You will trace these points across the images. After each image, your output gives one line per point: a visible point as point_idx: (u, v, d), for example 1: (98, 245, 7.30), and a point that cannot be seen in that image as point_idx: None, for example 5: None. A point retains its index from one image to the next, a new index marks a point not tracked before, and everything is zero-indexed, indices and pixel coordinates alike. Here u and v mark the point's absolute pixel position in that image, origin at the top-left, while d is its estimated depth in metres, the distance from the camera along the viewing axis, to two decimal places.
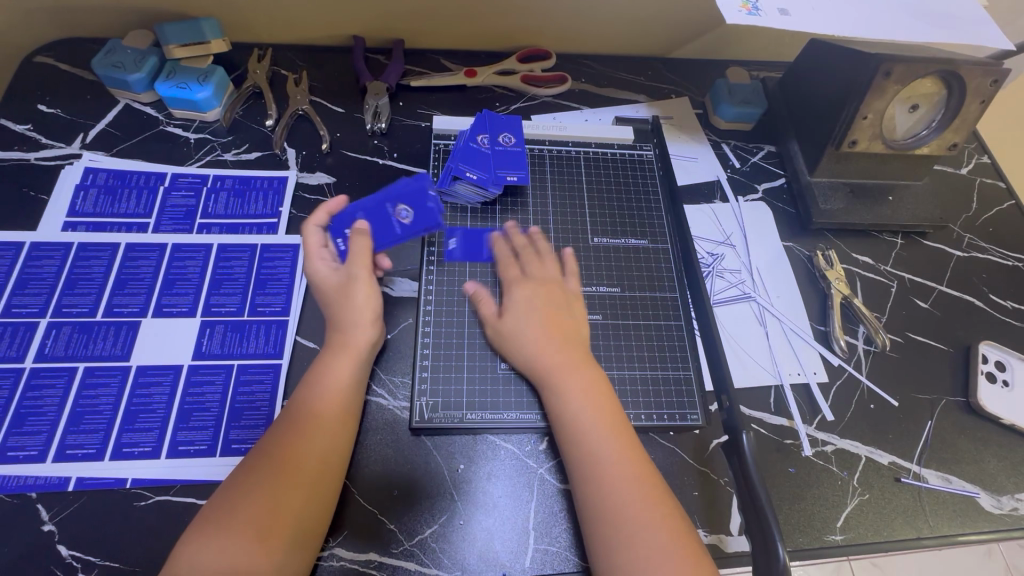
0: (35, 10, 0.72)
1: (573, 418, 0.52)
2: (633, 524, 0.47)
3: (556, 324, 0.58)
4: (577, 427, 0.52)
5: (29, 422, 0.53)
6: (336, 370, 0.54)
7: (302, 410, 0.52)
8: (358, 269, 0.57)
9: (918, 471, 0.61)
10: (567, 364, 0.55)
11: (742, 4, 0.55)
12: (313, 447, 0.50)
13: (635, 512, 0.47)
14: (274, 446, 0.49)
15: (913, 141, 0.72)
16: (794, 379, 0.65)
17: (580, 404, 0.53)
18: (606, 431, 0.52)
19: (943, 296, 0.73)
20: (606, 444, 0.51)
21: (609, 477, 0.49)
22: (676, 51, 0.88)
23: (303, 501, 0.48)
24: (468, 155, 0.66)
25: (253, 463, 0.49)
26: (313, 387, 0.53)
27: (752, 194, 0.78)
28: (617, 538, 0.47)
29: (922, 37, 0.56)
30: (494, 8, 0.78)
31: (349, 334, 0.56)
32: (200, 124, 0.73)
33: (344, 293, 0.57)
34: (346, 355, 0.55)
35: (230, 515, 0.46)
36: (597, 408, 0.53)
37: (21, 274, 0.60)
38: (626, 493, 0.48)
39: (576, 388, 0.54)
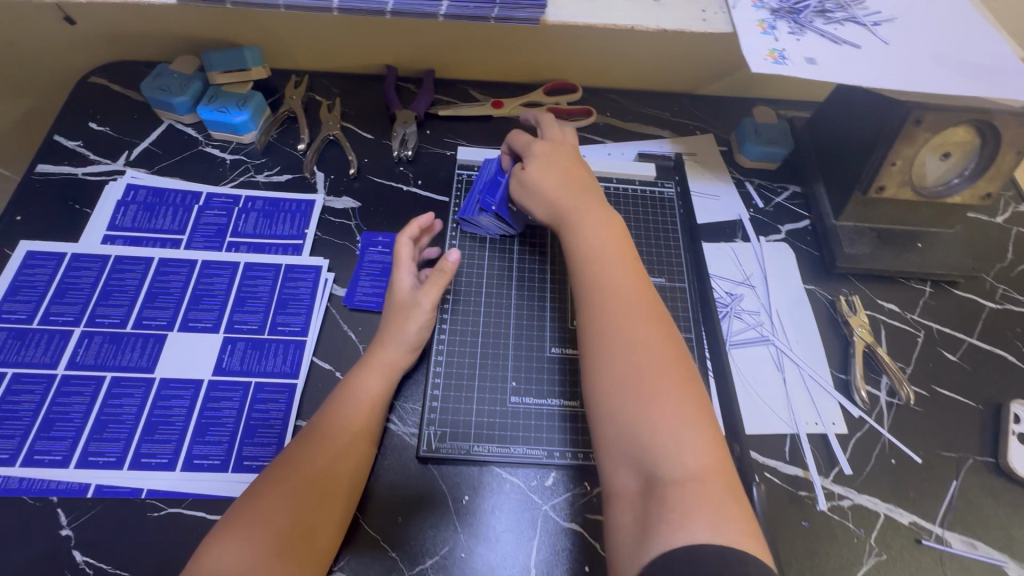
0: (94, 35, 0.77)
1: (588, 249, 0.57)
2: (626, 343, 0.50)
3: (574, 175, 0.63)
4: (584, 261, 0.57)
5: (57, 426, 0.56)
6: (366, 382, 0.57)
7: (329, 423, 0.54)
8: (427, 298, 0.60)
9: (940, 534, 0.59)
10: (580, 208, 0.60)
11: (768, 53, 0.55)
12: (340, 459, 0.52)
13: (635, 338, 0.50)
14: (304, 451, 0.51)
15: (944, 189, 0.70)
16: (811, 428, 0.63)
17: (594, 234, 0.58)
18: (616, 261, 0.56)
19: (973, 349, 0.70)
20: (614, 271, 0.55)
21: (610, 293, 0.53)
22: (703, 88, 0.89)
23: (326, 510, 0.49)
24: (495, 187, 0.68)
25: (282, 468, 0.50)
26: (341, 400, 0.55)
27: (775, 234, 0.77)
28: (612, 349, 0.50)
29: (955, 89, 0.55)
30: (523, 42, 0.80)
31: (383, 351, 0.59)
32: (236, 146, 0.76)
33: (405, 314, 0.60)
34: (377, 369, 0.58)
35: (255, 517, 0.47)
36: (609, 241, 0.57)
37: (61, 283, 0.63)
38: (632, 318, 0.51)
39: (592, 220, 0.59)
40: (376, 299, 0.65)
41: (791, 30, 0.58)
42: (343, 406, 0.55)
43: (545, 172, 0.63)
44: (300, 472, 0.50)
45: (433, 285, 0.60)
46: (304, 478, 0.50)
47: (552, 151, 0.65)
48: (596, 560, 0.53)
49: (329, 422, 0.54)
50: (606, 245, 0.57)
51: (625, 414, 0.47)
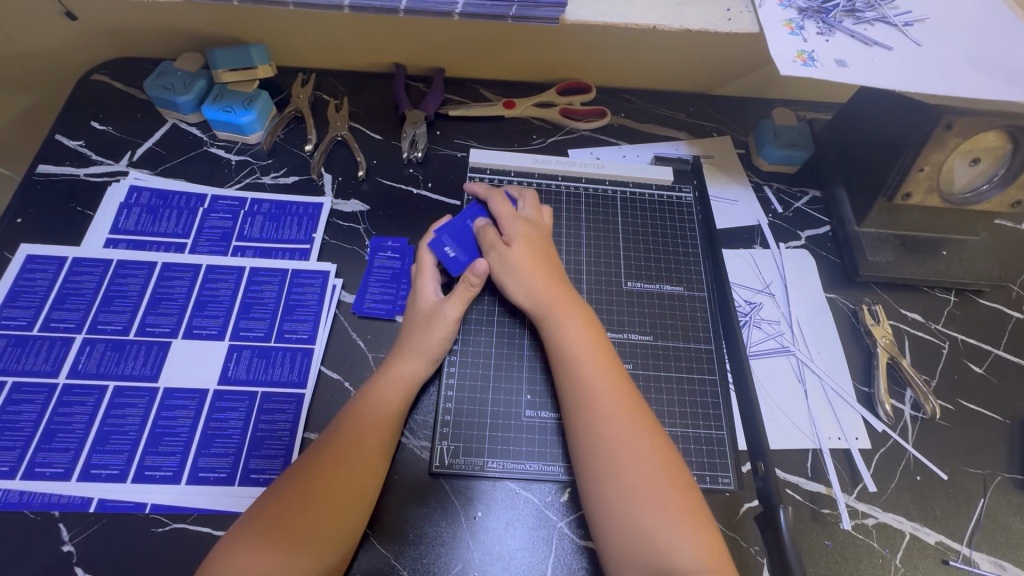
0: (96, 31, 0.75)
1: (567, 346, 0.55)
2: (621, 455, 0.49)
3: (544, 259, 0.61)
4: (569, 357, 0.54)
5: (58, 438, 0.54)
6: (382, 389, 0.55)
7: (344, 431, 0.52)
8: (452, 308, 0.58)
9: (968, 554, 0.57)
10: (561, 296, 0.58)
11: (797, 55, 0.53)
12: (354, 471, 0.50)
13: (626, 442, 0.49)
14: (319, 462, 0.50)
15: (972, 196, 0.68)
16: (834, 444, 0.61)
17: (573, 329, 0.56)
18: (595, 359, 0.54)
19: (1000, 361, 0.68)
20: (596, 373, 0.53)
21: (595, 401, 0.51)
22: (720, 88, 0.86)
23: (338, 526, 0.48)
24: (457, 231, 0.64)
25: (296, 478, 0.49)
26: (356, 409, 0.53)
27: (794, 241, 0.75)
28: (608, 463, 0.49)
29: (991, 94, 0.53)
30: (536, 41, 0.77)
31: (403, 360, 0.57)
32: (242, 146, 0.74)
33: (427, 323, 0.58)
34: (393, 378, 0.56)
35: (265, 532, 0.46)
36: (588, 337, 0.56)
37: (62, 289, 0.61)
38: (621, 425, 0.50)
39: (570, 314, 0.57)
40: (386, 306, 0.64)
41: (820, 30, 0.55)
42: (357, 415, 0.53)
43: (519, 252, 0.60)
44: (313, 486, 0.48)
45: (459, 295, 0.59)
46: (317, 491, 0.48)
47: (523, 227, 0.63)
48: None
49: (343, 431, 0.52)
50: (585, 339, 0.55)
51: (629, 530, 0.46)
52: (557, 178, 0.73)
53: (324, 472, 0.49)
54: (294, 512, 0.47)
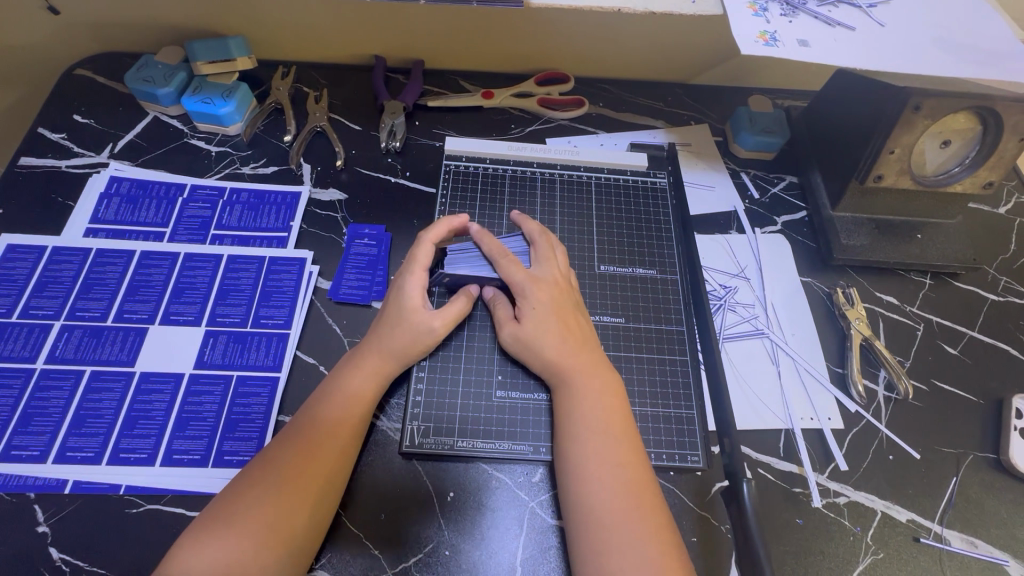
0: (79, 25, 0.76)
1: (582, 416, 0.52)
2: (616, 534, 0.46)
3: (570, 324, 0.57)
4: (576, 426, 0.52)
5: (35, 422, 0.55)
6: (352, 380, 0.55)
7: (313, 420, 0.52)
8: (439, 325, 0.57)
9: (939, 531, 0.57)
10: (581, 367, 0.55)
11: (759, 35, 0.54)
12: (321, 459, 0.50)
13: (621, 514, 0.47)
14: (282, 452, 0.50)
15: (944, 178, 0.68)
16: (806, 424, 0.61)
17: (593, 401, 0.53)
18: (613, 432, 0.51)
19: (974, 342, 0.69)
20: (608, 445, 0.51)
21: (604, 478, 0.49)
22: (697, 77, 0.87)
23: (302, 518, 0.48)
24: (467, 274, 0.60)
25: (260, 469, 0.49)
26: (325, 399, 0.53)
27: (771, 226, 0.75)
28: (603, 539, 0.46)
29: (952, 72, 0.54)
30: (514, 31, 0.78)
31: (377, 357, 0.56)
32: (222, 138, 0.75)
33: (410, 333, 0.56)
34: (365, 373, 0.55)
35: (227, 520, 0.46)
36: (608, 410, 0.53)
37: (41, 277, 0.62)
38: (625, 498, 0.48)
39: (592, 385, 0.54)
40: (362, 292, 0.64)
41: (783, 12, 0.56)
42: (326, 405, 0.53)
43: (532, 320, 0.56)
44: (276, 476, 0.48)
45: (449, 316, 0.58)
46: (279, 482, 0.48)
47: (539, 297, 0.57)
48: None
49: (311, 422, 0.52)
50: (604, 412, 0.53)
51: None
52: (533, 165, 0.73)
53: (288, 463, 0.49)
54: (256, 503, 0.47)
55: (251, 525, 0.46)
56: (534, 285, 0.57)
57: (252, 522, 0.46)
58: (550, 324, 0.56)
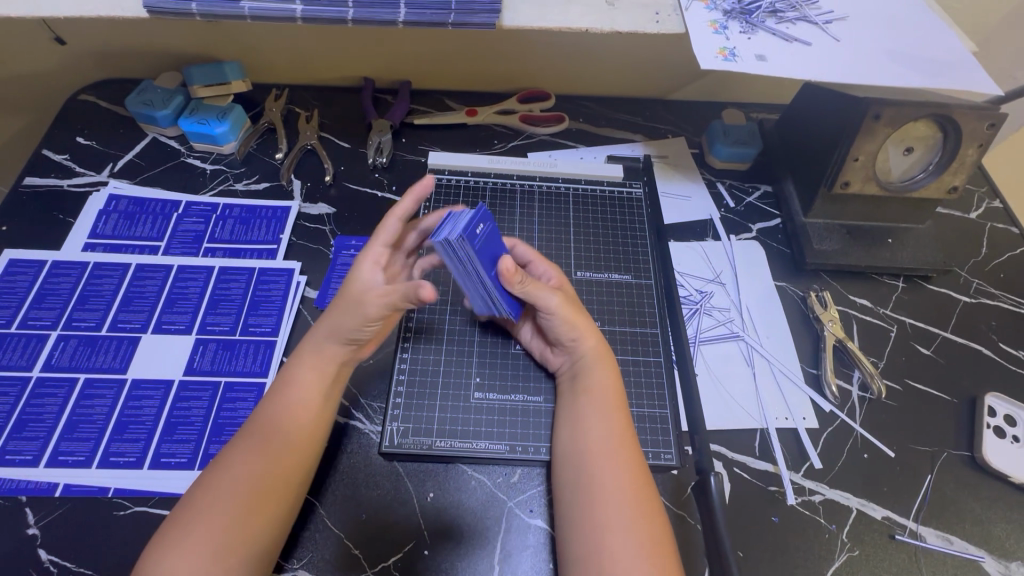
0: (84, 54, 0.81)
1: (603, 390, 0.55)
2: (623, 509, 0.49)
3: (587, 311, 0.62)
4: (595, 397, 0.55)
5: (29, 427, 0.57)
6: (308, 367, 0.55)
7: (270, 409, 0.53)
8: (371, 301, 0.54)
9: (915, 528, 0.58)
10: (600, 349, 0.57)
11: (719, 51, 0.57)
12: (279, 449, 0.51)
13: (626, 487, 0.50)
14: (243, 445, 0.51)
15: (908, 184, 0.71)
16: (781, 423, 0.63)
17: (612, 379, 0.56)
18: (622, 411, 0.55)
19: (947, 342, 0.70)
20: (621, 423, 0.54)
21: (615, 453, 0.52)
22: (674, 93, 0.90)
23: (267, 506, 0.49)
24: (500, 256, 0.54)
25: (224, 461, 0.51)
26: (283, 389, 0.55)
27: (746, 233, 0.77)
28: (617, 509, 0.49)
29: (904, 82, 0.56)
30: (495, 51, 0.82)
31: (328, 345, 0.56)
32: (217, 156, 0.79)
33: (352, 306, 0.55)
34: (312, 375, 0.55)
35: (196, 513, 0.48)
36: (619, 390, 0.56)
37: (40, 290, 0.65)
38: (632, 477, 0.51)
39: (609, 364, 0.57)
40: None
41: (742, 29, 0.59)
42: (284, 394, 0.54)
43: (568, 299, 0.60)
44: (239, 469, 0.50)
45: (386, 291, 0.54)
46: (243, 473, 0.49)
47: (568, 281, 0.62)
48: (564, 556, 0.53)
49: (267, 411, 0.53)
50: (618, 391, 0.56)
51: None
52: (512, 178, 0.76)
53: (250, 454, 0.50)
54: (223, 495, 0.48)
55: (218, 518, 0.47)
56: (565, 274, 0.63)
57: (218, 515, 0.48)
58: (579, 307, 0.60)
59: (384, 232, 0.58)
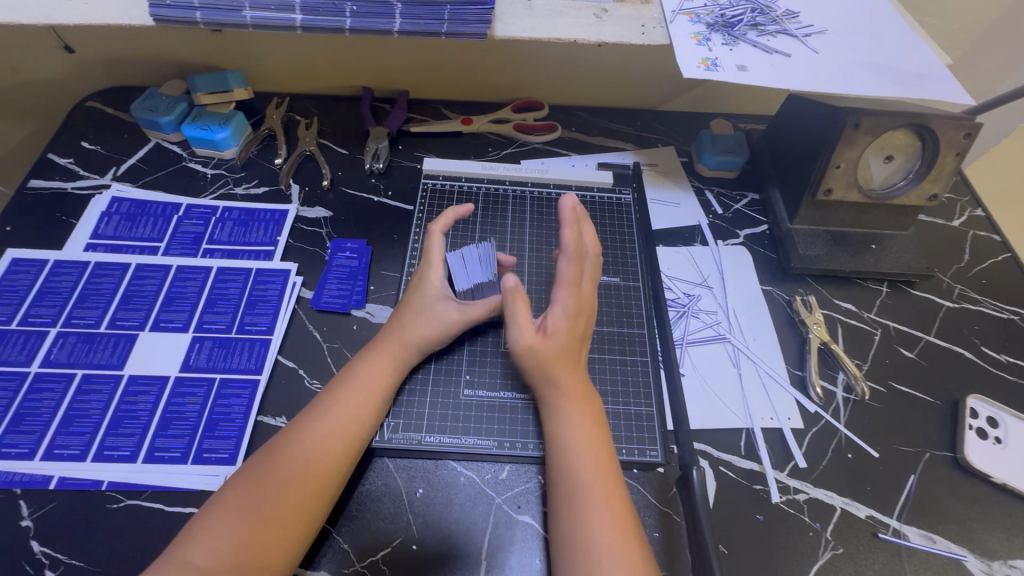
0: (91, 62, 0.84)
1: (573, 445, 0.52)
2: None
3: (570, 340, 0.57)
4: (572, 427, 0.53)
5: (26, 421, 0.57)
6: (368, 373, 0.57)
7: (329, 410, 0.54)
8: (451, 313, 0.61)
9: (898, 527, 0.58)
10: (572, 393, 0.54)
11: (701, 61, 0.59)
12: (335, 453, 0.52)
13: (609, 552, 0.47)
14: (301, 443, 0.52)
15: (890, 191, 0.72)
16: (766, 423, 0.64)
17: (579, 428, 0.53)
18: (597, 465, 0.51)
19: (930, 346, 0.71)
20: (597, 477, 0.51)
21: (594, 512, 0.49)
22: (664, 104, 0.93)
23: (311, 511, 0.50)
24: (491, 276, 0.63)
25: (277, 455, 0.51)
26: (341, 391, 0.56)
27: (733, 239, 0.79)
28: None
29: (880, 92, 0.59)
30: (489, 61, 0.85)
31: (389, 347, 0.59)
32: (218, 161, 0.81)
33: (437, 321, 0.60)
34: (355, 391, 0.56)
35: (241, 506, 0.48)
36: (591, 439, 0.53)
37: (41, 288, 0.66)
38: (617, 540, 0.47)
39: (579, 415, 0.54)
40: (342, 300, 0.68)
41: (724, 41, 0.62)
42: (342, 396, 0.55)
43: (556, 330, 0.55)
44: (293, 468, 0.50)
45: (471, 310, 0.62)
46: (298, 472, 0.50)
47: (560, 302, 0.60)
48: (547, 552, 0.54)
49: (325, 412, 0.54)
50: (590, 441, 0.53)
51: None
52: (505, 183, 0.79)
53: (305, 455, 0.51)
54: (272, 491, 0.49)
55: (263, 513, 0.48)
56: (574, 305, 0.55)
57: (263, 511, 0.48)
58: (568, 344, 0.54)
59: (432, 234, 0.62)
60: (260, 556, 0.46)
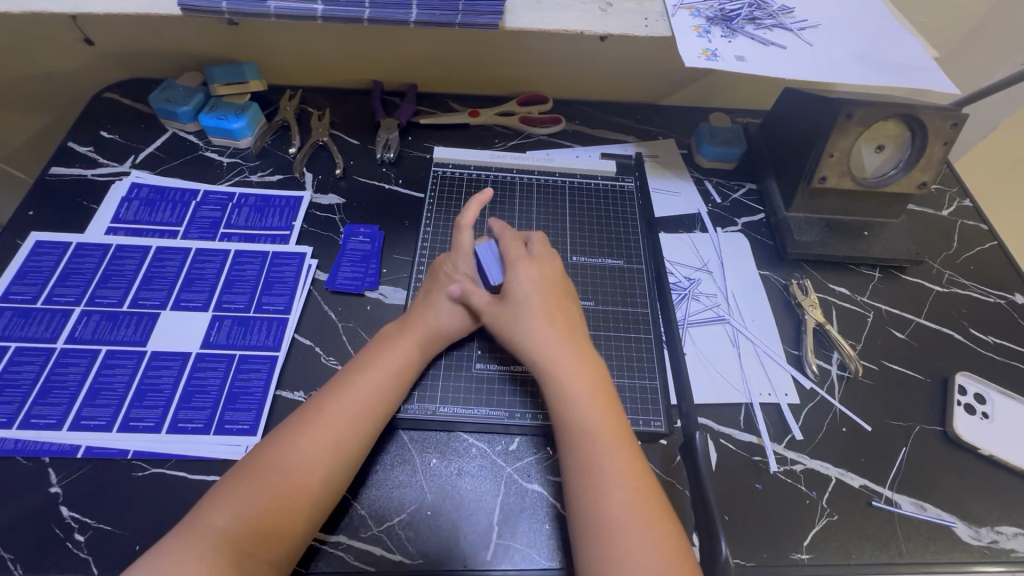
0: (110, 54, 0.86)
1: (575, 408, 0.54)
2: (622, 536, 0.47)
3: (553, 305, 0.60)
4: (567, 379, 0.55)
5: (53, 394, 0.60)
6: (392, 355, 0.59)
7: (344, 396, 0.55)
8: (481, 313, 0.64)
9: (890, 496, 0.61)
10: (565, 356, 0.56)
11: (701, 52, 0.63)
12: (350, 439, 0.53)
13: (627, 516, 0.48)
14: (318, 426, 0.52)
15: (880, 179, 0.75)
16: (764, 399, 0.66)
17: (584, 393, 0.54)
18: (606, 430, 0.53)
19: (921, 328, 0.74)
20: (604, 444, 0.52)
21: (605, 475, 0.50)
22: (664, 98, 0.96)
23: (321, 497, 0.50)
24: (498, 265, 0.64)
25: (305, 430, 0.52)
26: (355, 378, 0.56)
27: (731, 226, 0.82)
28: (610, 537, 0.47)
29: (871, 81, 0.62)
30: (496, 56, 0.88)
31: (411, 338, 0.60)
32: (233, 150, 0.83)
33: (462, 308, 0.62)
34: (369, 381, 0.57)
35: (268, 476, 0.49)
36: (597, 404, 0.54)
37: (65, 269, 0.69)
38: (633, 503, 0.49)
39: (580, 381, 0.55)
40: (356, 282, 0.71)
41: (724, 34, 0.65)
42: (367, 376, 0.57)
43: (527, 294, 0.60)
44: (320, 444, 0.52)
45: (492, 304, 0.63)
46: (326, 448, 0.52)
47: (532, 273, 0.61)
48: (556, 519, 0.56)
49: (346, 393, 0.55)
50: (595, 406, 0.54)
51: None
52: (512, 172, 0.82)
53: (333, 431, 0.53)
54: (299, 465, 0.50)
55: (290, 485, 0.49)
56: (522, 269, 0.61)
57: (290, 482, 0.49)
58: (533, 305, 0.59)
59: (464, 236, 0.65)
60: (286, 526, 0.48)
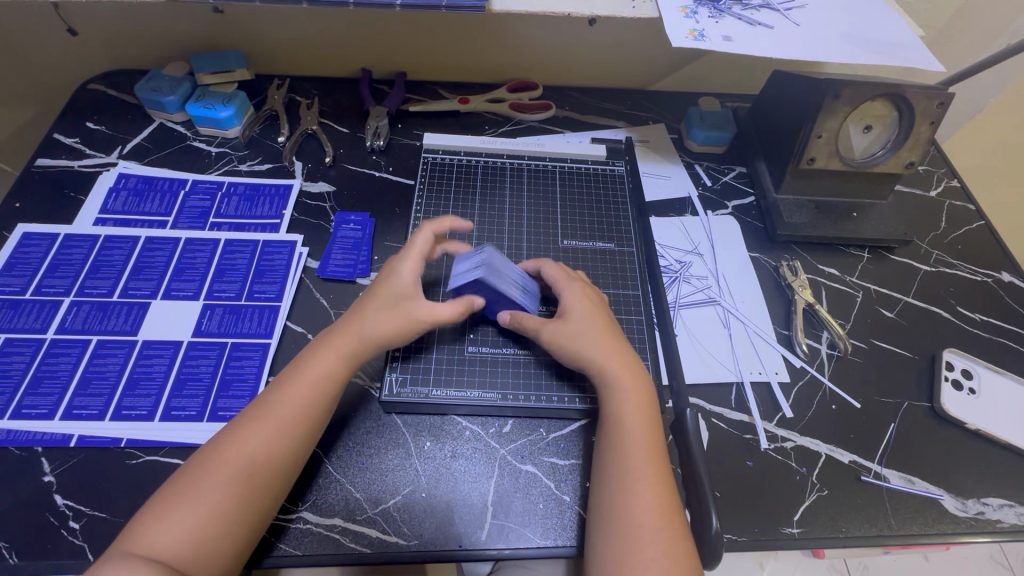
0: (94, 45, 0.85)
1: (618, 421, 0.55)
2: (644, 543, 0.48)
3: (607, 328, 0.60)
4: (619, 395, 0.56)
5: (45, 383, 0.59)
6: (319, 366, 0.56)
7: (282, 398, 0.53)
8: (419, 307, 0.59)
9: (879, 471, 0.62)
10: (621, 379, 0.57)
11: (689, 32, 0.63)
12: (285, 444, 0.51)
13: (649, 522, 0.49)
14: (251, 431, 0.51)
15: (868, 160, 0.76)
16: (755, 377, 0.67)
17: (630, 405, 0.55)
18: (643, 441, 0.53)
19: (909, 306, 0.75)
20: (645, 458, 0.52)
21: (638, 484, 0.51)
22: (653, 84, 0.97)
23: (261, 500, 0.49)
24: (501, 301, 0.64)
25: (219, 451, 0.50)
26: (291, 381, 0.54)
27: (722, 210, 0.83)
28: (630, 543, 0.48)
29: (858, 60, 0.62)
30: (485, 42, 0.88)
31: (336, 336, 0.57)
32: (222, 140, 0.83)
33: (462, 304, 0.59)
34: (307, 382, 0.54)
35: (190, 496, 0.48)
36: (643, 422, 0.55)
37: (53, 260, 0.68)
38: (654, 513, 0.49)
39: (631, 396, 0.56)
40: (347, 269, 0.70)
41: (711, 14, 0.65)
42: (297, 387, 0.54)
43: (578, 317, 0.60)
44: (241, 463, 0.49)
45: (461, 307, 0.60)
46: (254, 464, 0.50)
47: (583, 296, 0.62)
48: (550, 499, 0.57)
49: (283, 398, 0.53)
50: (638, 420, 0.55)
51: None
52: (502, 158, 0.82)
53: (255, 448, 0.50)
54: (224, 479, 0.49)
55: (214, 506, 0.47)
56: (577, 295, 0.62)
57: (215, 502, 0.48)
58: (587, 327, 0.59)
59: (419, 247, 0.63)
60: (214, 546, 0.46)
